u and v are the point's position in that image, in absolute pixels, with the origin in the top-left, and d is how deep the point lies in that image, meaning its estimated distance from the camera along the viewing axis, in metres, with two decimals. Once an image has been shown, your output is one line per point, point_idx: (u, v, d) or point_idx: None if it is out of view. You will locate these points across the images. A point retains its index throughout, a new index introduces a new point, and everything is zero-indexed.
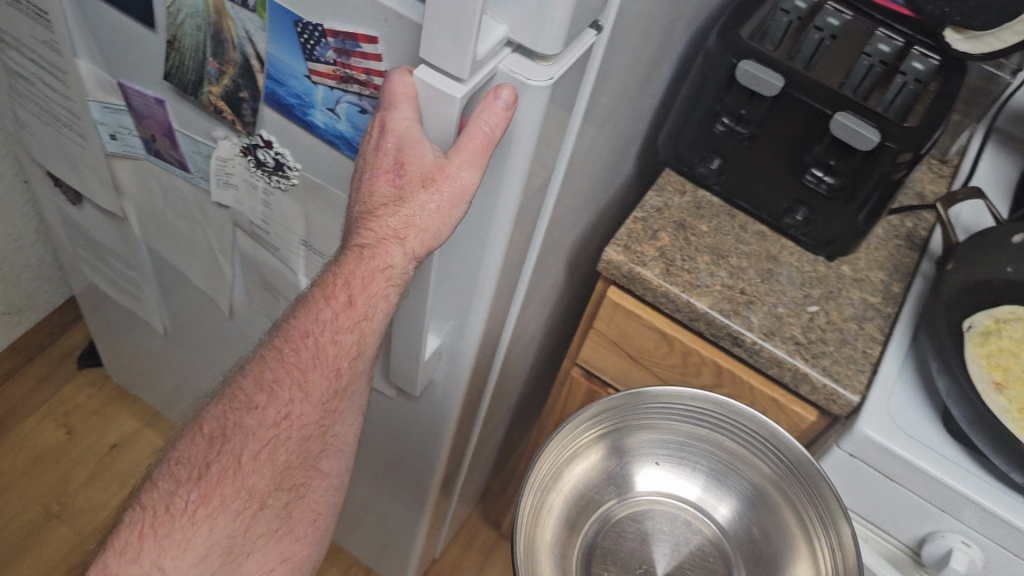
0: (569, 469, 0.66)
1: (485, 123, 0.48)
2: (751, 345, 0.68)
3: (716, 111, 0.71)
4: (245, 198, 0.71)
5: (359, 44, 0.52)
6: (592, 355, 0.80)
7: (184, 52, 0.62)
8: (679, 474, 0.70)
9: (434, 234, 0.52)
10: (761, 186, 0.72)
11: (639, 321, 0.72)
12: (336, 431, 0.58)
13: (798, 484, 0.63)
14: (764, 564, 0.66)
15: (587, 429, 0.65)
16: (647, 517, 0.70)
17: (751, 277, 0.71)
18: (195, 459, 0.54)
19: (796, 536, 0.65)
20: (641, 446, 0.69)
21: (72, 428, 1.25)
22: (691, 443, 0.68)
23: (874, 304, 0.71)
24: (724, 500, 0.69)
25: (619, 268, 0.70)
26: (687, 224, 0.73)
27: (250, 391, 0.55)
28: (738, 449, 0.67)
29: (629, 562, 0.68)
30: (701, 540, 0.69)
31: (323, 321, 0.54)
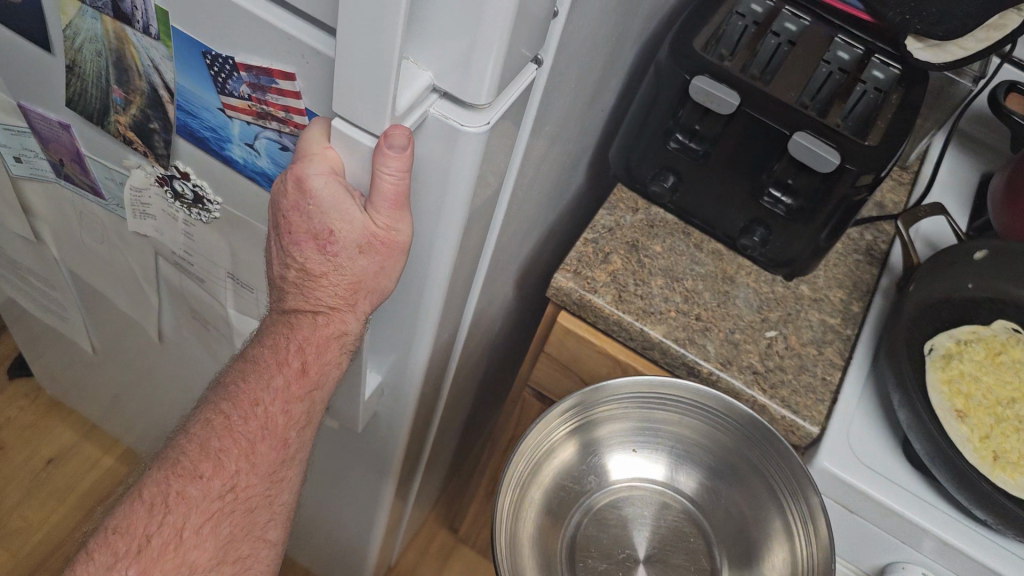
0: (543, 458, 0.64)
1: (391, 173, 0.44)
2: (708, 375, 0.65)
3: (668, 127, 0.67)
4: (165, 227, 0.66)
5: (275, 80, 0.48)
6: (544, 379, 0.76)
7: (85, 79, 0.57)
8: (656, 457, 0.68)
9: (383, 291, 0.51)
10: (717, 204, 0.69)
11: (592, 347, 0.69)
12: (283, 500, 0.55)
13: (769, 459, 0.62)
14: (747, 544, 0.64)
15: (557, 422, 0.63)
16: (627, 504, 0.67)
17: (707, 301, 0.68)
18: (134, 528, 0.49)
19: (773, 511, 0.63)
20: (616, 431, 0.67)
21: (4, 444, 1.19)
22: (666, 425, 0.66)
23: (832, 326, 0.69)
24: (704, 481, 0.67)
25: (569, 295, 0.66)
26: (640, 244, 0.70)
27: (194, 457, 0.51)
28: (713, 429, 0.65)
29: (612, 549, 0.66)
30: (684, 524, 0.67)
31: (275, 389, 0.52)
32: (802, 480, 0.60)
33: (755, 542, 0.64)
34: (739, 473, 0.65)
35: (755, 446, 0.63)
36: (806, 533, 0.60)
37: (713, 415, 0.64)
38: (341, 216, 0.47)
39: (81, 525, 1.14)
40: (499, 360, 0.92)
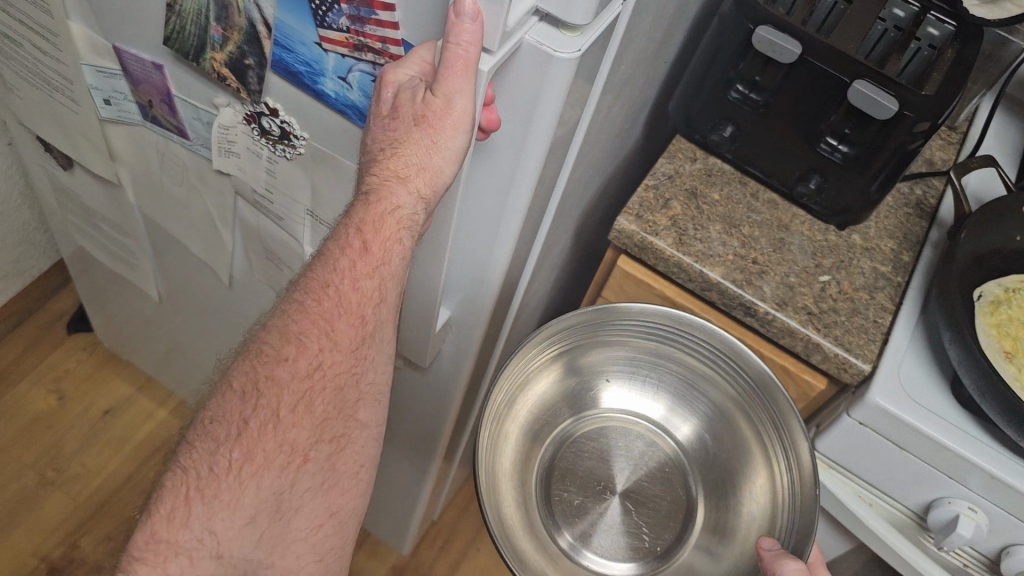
0: (524, 392, 0.70)
1: (458, 45, 0.46)
2: (764, 315, 0.67)
3: (730, 78, 0.70)
4: (248, 165, 0.70)
5: (376, 11, 0.50)
6: None
7: (186, 16, 0.60)
8: (630, 388, 0.74)
9: (439, 172, 0.52)
10: (774, 154, 0.72)
11: (650, 290, 0.72)
12: (369, 380, 0.57)
13: (752, 398, 0.68)
14: (718, 471, 0.72)
15: (535, 359, 0.68)
16: (602, 435, 0.74)
17: (763, 246, 0.70)
18: (233, 416, 0.52)
19: (750, 442, 0.70)
20: (589, 365, 0.73)
21: (63, 393, 1.23)
22: (640, 358, 0.73)
23: (884, 273, 0.71)
24: (675, 411, 0.74)
25: (632, 238, 0.69)
26: (699, 192, 0.72)
27: (277, 343, 0.54)
28: (688, 361, 0.72)
29: (587, 480, 0.72)
30: (655, 451, 0.74)
31: (341, 271, 0.54)
32: (783, 419, 0.65)
33: (728, 470, 0.71)
34: (705, 403, 0.73)
35: (740, 384, 0.68)
36: (788, 470, 0.65)
37: (685, 348, 0.70)
38: (408, 90, 0.50)
39: (136, 474, 1.18)
40: (549, 312, 0.95)
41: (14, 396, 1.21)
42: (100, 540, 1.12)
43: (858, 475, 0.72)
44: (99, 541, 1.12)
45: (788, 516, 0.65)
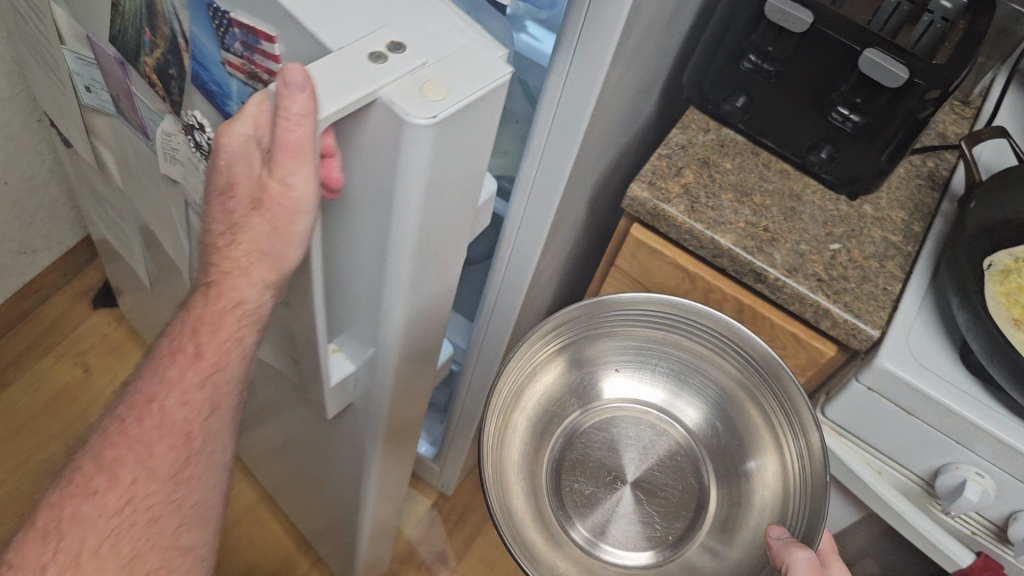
0: (532, 382, 0.71)
1: (291, 116, 0.44)
2: (774, 281, 0.68)
3: (742, 49, 0.71)
4: (190, 176, 0.65)
5: (259, 41, 0.50)
6: (613, 294, 0.80)
7: (126, 18, 0.62)
8: (637, 377, 0.76)
9: (282, 256, 0.51)
10: (787, 123, 0.72)
11: (662, 258, 0.73)
12: (193, 502, 0.58)
13: (760, 380, 0.70)
14: (731, 458, 0.73)
15: (544, 347, 0.70)
16: (612, 425, 0.75)
17: (774, 215, 0.71)
18: (30, 562, 0.51)
19: (761, 427, 0.72)
20: (598, 355, 0.75)
21: (89, 366, 1.26)
22: (647, 346, 0.75)
23: (894, 243, 0.72)
24: (686, 398, 0.76)
25: (644, 205, 0.70)
26: (711, 161, 0.73)
27: (90, 473, 0.54)
28: (696, 348, 0.73)
29: (598, 471, 0.73)
30: (666, 440, 0.75)
31: (168, 383, 0.55)
32: (789, 399, 0.67)
33: (741, 456, 0.73)
34: (715, 390, 0.74)
35: (752, 370, 0.70)
36: (798, 451, 0.67)
37: (691, 335, 0.72)
38: (239, 163, 0.49)
39: None
40: (563, 285, 0.96)
41: (40, 369, 1.24)
42: None
43: (868, 443, 0.73)
44: None
45: (800, 490, 0.66)
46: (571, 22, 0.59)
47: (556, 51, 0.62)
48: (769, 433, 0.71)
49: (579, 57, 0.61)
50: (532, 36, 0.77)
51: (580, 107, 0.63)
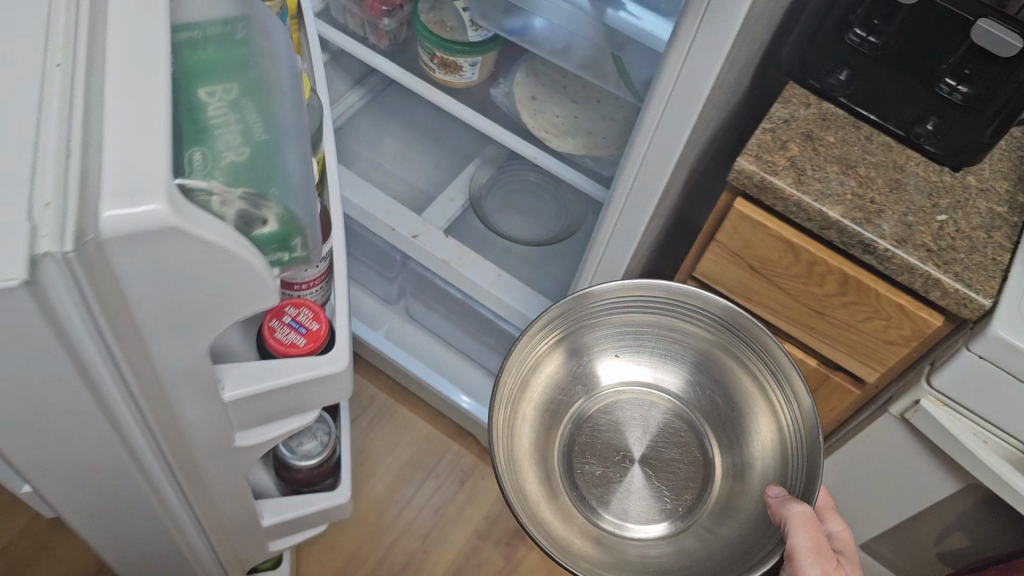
0: (533, 376, 0.77)
1: None
2: (883, 252, 0.69)
3: (849, 22, 0.71)
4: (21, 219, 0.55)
5: None
6: (711, 268, 0.81)
7: None
8: (637, 360, 0.80)
9: None
10: (892, 94, 0.73)
11: (766, 230, 0.74)
12: None
13: (748, 348, 0.74)
14: (732, 427, 0.78)
15: (541, 342, 0.74)
16: (616, 407, 0.80)
17: (879, 186, 0.72)
18: None
19: (756, 397, 0.76)
20: (596, 341, 0.79)
21: None
22: (643, 330, 0.78)
23: (1000, 214, 0.73)
24: (684, 375, 0.80)
25: (751, 178, 0.71)
26: (815, 135, 0.74)
27: None
28: (686, 327, 0.77)
29: (607, 452, 0.79)
30: (670, 417, 0.80)
31: None
32: (779, 365, 0.71)
33: (740, 424, 0.77)
34: (708, 368, 0.79)
35: (739, 339, 0.74)
36: (795, 419, 0.71)
37: (677, 320, 0.76)
38: None
39: None
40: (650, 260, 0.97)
41: None
42: None
43: (974, 413, 0.73)
44: None
45: (797, 454, 0.71)
46: (693, 10, 0.59)
47: (675, 37, 0.62)
48: (766, 402, 0.75)
49: (699, 44, 0.61)
50: (631, 13, 0.78)
51: (696, 94, 0.63)
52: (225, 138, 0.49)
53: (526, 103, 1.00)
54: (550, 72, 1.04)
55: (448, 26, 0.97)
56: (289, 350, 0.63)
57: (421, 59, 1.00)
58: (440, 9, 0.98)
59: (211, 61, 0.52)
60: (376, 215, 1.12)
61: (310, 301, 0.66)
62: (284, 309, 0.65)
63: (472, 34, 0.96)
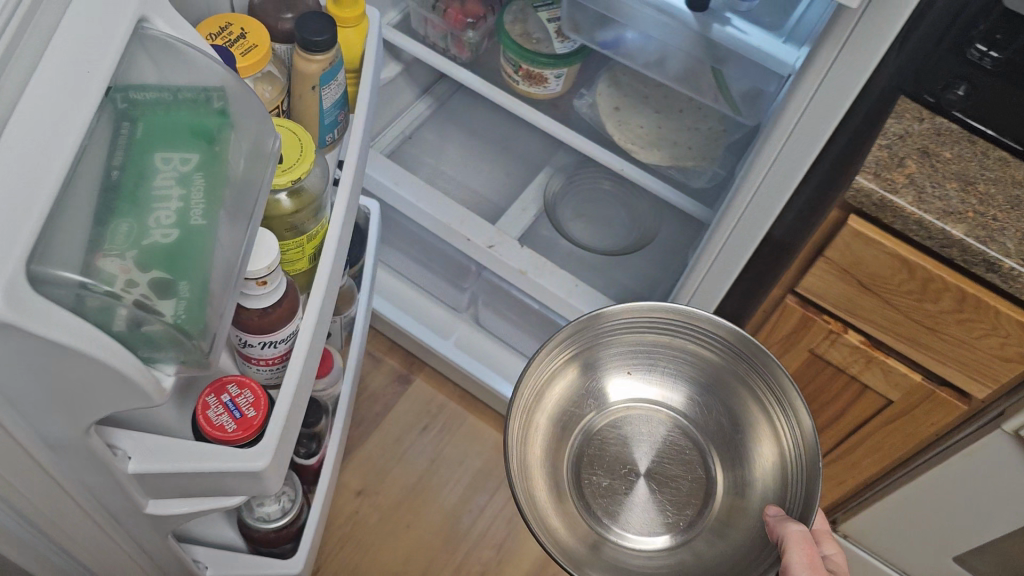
0: (549, 387, 0.82)
1: None
2: (1009, 271, 0.68)
3: (970, 35, 0.72)
4: None
5: None
6: (817, 284, 0.81)
7: None
8: (647, 379, 0.86)
9: None
10: (1012, 107, 0.71)
11: (880, 248, 0.74)
12: None
13: (757, 374, 0.78)
14: (734, 449, 0.82)
15: (558, 355, 0.80)
16: (625, 423, 0.86)
17: (1000, 203, 0.70)
18: None
19: (761, 421, 0.80)
20: (609, 361, 0.85)
21: None
22: (654, 350, 0.84)
23: None
24: (688, 395, 0.85)
25: (870, 196, 0.70)
26: (931, 151, 0.72)
27: None
28: (695, 350, 0.82)
29: (615, 466, 0.84)
30: (675, 434, 0.85)
31: None
32: (785, 391, 0.75)
33: (742, 444, 0.82)
34: (714, 392, 0.84)
35: (746, 363, 0.78)
36: (795, 441, 0.75)
37: (690, 346, 0.82)
38: None
39: None
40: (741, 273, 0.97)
41: None
42: None
43: None
44: None
45: (798, 476, 0.74)
46: (833, 36, 0.58)
47: (809, 64, 0.61)
48: (769, 426, 0.79)
49: (837, 70, 0.60)
50: (738, 28, 0.77)
51: (828, 119, 0.63)
52: (158, 214, 0.51)
53: (609, 115, 1.00)
54: (631, 82, 1.03)
55: (534, 38, 0.96)
56: (215, 433, 0.62)
57: (504, 70, 1.00)
58: (525, 20, 0.97)
59: (178, 129, 0.54)
60: (451, 223, 1.13)
61: (254, 385, 0.66)
62: (226, 387, 0.65)
63: (558, 46, 0.95)
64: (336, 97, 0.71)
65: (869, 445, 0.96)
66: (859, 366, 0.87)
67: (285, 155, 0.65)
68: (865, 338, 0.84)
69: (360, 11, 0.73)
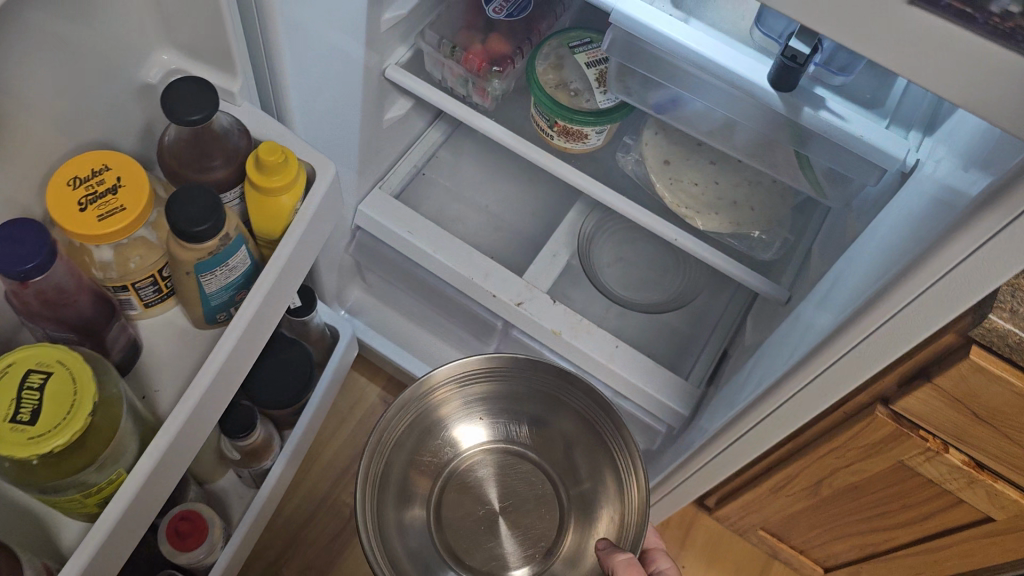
0: (401, 440, 0.74)
1: None
2: None
3: None
4: None
5: None
6: (918, 405, 0.69)
7: None
8: (493, 421, 0.80)
9: None
10: None
11: (1006, 387, 0.60)
12: None
13: (596, 412, 0.73)
14: (579, 481, 0.77)
15: (406, 409, 0.73)
16: (477, 468, 0.80)
17: None
18: None
19: (602, 457, 0.75)
20: (454, 412, 0.78)
21: None
22: (494, 397, 0.78)
23: None
24: (530, 432, 0.80)
25: (1004, 338, 0.56)
26: None
27: None
28: (531, 391, 0.76)
29: (471, 511, 0.78)
30: (523, 472, 0.80)
31: None
32: (620, 426, 0.71)
33: (584, 477, 0.77)
34: (551, 425, 0.78)
35: (585, 399, 0.73)
36: (631, 475, 0.71)
37: (519, 384, 0.76)
38: None
39: (330, 496, 1.17)
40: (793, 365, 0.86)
41: None
42: (302, 569, 1.12)
43: None
44: (302, 569, 1.12)
45: (635, 510, 0.70)
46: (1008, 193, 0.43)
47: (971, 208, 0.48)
48: (610, 462, 0.74)
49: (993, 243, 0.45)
50: (835, 113, 0.63)
51: (976, 289, 0.49)
52: None
53: (659, 171, 0.85)
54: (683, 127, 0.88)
55: (572, 89, 0.81)
56: None
57: (536, 122, 0.85)
58: (560, 67, 0.82)
59: None
60: (475, 279, 1.01)
61: None
62: None
63: (600, 99, 0.80)
64: (227, 281, 0.52)
65: (957, 547, 0.85)
66: (959, 483, 0.75)
67: (45, 416, 0.46)
68: (968, 459, 0.72)
69: (293, 174, 0.51)
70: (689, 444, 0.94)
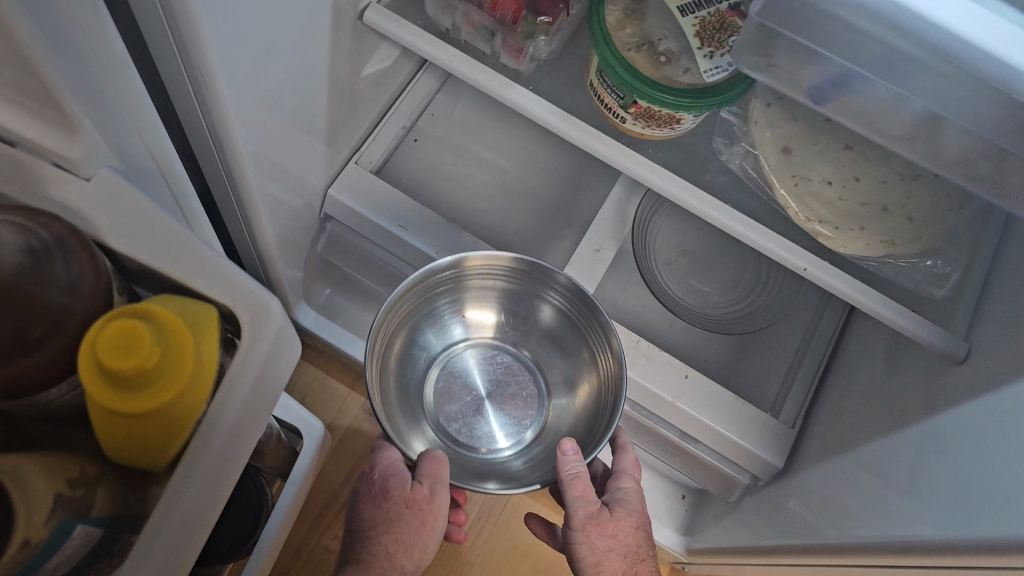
0: (406, 324, 0.71)
1: None
2: None
3: None
4: None
5: None
6: None
7: None
8: (493, 311, 0.77)
9: None
10: None
11: None
12: None
13: (585, 319, 0.69)
14: (563, 379, 0.75)
15: (416, 293, 0.68)
16: (469, 354, 0.77)
17: None
18: None
19: (581, 358, 0.73)
20: (465, 297, 0.74)
21: None
22: (502, 292, 0.74)
23: None
24: (523, 328, 0.77)
25: None
26: None
27: None
28: (537, 294, 0.72)
29: (459, 394, 0.75)
30: (511, 360, 0.78)
31: None
32: (605, 332, 0.67)
33: (569, 375, 0.75)
34: (547, 326, 0.75)
35: (583, 311, 0.69)
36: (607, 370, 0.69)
37: (535, 288, 0.72)
38: None
39: (306, 545, 0.93)
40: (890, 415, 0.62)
41: None
42: None
43: None
44: None
45: (608, 394, 0.68)
46: None
47: None
48: (592, 363, 0.72)
49: None
50: None
51: None
52: None
53: (778, 165, 0.59)
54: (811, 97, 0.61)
55: (657, 51, 0.54)
56: None
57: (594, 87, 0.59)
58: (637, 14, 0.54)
59: None
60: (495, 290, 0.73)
61: None
62: None
63: (702, 69, 0.51)
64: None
65: None
66: None
67: None
68: None
69: (182, 379, 0.32)
70: (785, 517, 0.70)
